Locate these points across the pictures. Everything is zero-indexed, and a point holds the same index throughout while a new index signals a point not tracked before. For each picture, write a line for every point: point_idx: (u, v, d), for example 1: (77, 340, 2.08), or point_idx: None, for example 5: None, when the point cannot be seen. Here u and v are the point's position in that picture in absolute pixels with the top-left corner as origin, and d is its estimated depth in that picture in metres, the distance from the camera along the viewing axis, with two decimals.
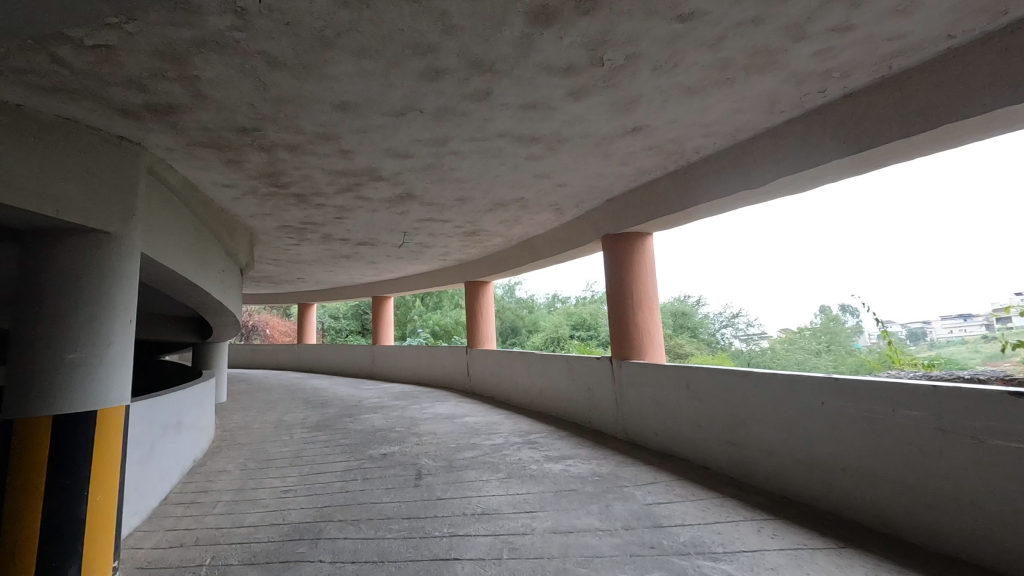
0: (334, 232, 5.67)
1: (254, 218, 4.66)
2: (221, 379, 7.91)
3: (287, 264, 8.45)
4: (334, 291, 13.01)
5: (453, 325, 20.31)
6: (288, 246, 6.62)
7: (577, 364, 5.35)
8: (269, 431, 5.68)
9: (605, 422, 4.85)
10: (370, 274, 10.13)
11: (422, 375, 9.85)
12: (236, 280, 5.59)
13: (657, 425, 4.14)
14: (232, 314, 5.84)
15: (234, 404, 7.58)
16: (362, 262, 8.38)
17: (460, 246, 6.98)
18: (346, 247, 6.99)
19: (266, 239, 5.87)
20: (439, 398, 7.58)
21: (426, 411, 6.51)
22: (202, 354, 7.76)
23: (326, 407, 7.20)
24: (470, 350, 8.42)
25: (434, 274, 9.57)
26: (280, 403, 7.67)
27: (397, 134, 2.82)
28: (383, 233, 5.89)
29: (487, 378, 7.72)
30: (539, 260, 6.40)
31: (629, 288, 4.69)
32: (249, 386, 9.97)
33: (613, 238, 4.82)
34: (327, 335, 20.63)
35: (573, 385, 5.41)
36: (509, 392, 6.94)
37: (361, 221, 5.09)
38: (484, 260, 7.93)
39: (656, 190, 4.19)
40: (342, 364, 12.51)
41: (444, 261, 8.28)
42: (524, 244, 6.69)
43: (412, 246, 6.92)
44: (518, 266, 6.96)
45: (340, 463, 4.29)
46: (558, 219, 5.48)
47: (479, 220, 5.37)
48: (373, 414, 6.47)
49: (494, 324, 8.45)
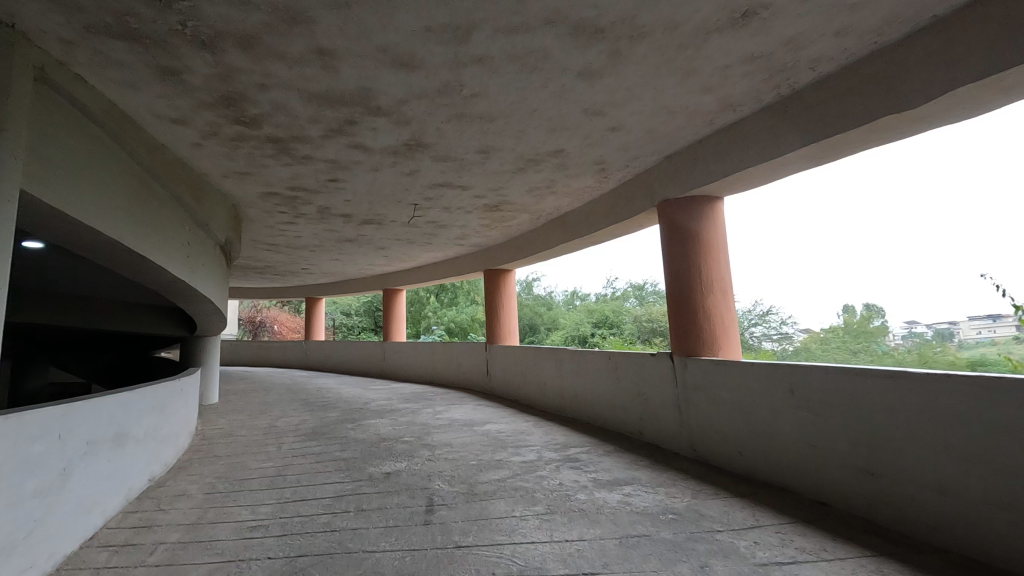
0: (333, 204, 4.80)
1: (230, 178, 3.79)
2: (212, 377, 7.08)
3: (287, 249, 7.63)
4: (343, 285, 12.19)
5: (468, 322, 19.41)
6: (284, 225, 5.77)
7: (625, 362, 4.38)
8: (255, 439, 4.81)
9: (663, 434, 3.88)
10: (381, 263, 9.27)
11: (437, 374, 8.96)
12: (216, 261, 4.72)
13: (741, 442, 3.15)
14: (215, 302, 4.98)
15: (225, 406, 6.74)
16: (369, 247, 7.52)
17: (479, 226, 6.07)
18: (350, 228, 6.12)
19: (255, 213, 5.02)
20: (455, 401, 6.64)
21: (439, 417, 5.57)
22: (191, 349, 6.94)
23: (326, 410, 6.32)
24: (489, 346, 7.49)
25: (450, 263, 8.69)
26: (277, 405, 6.83)
27: (399, 15, 1.90)
28: (390, 206, 5.00)
29: (509, 378, 6.78)
30: (572, 240, 5.45)
31: (695, 266, 3.71)
32: (249, 385, 9.16)
33: (672, 204, 3.85)
34: (339, 332, 19.84)
35: (619, 388, 4.44)
36: (537, 395, 6.00)
37: (363, 186, 4.19)
38: (507, 245, 7.01)
39: (739, 135, 3.22)
40: (351, 362, 11.67)
41: (461, 246, 7.38)
42: (555, 222, 5.75)
43: (425, 225, 6.03)
44: (546, 249, 6.03)
45: (330, 485, 3.37)
46: (600, 185, 4.53)
47: (505, 186, 4.44)
48: (378, 419, 5.56)
49: (517, 317, 7.50)
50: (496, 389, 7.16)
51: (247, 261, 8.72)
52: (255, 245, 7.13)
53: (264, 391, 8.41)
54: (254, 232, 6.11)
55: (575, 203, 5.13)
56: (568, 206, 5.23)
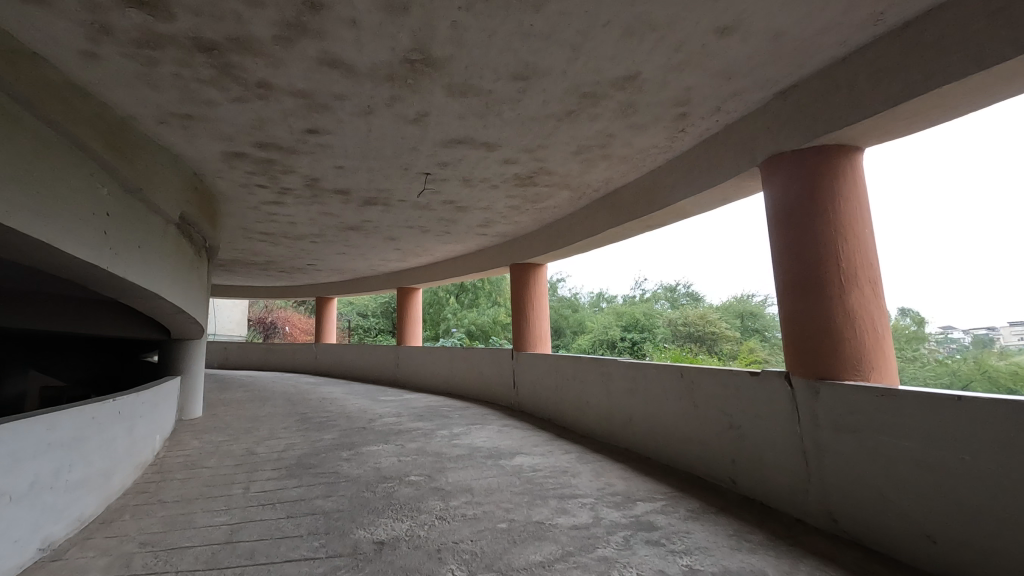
0: (323, 174, 3.75)
1: (170, 127, 2.76)
2: (195, 386, 6.10)
3: (285, 240, 6.67)
4: (355, 283, 11.24)
5: (490, 325, 18.38)
6: (272, 206, 4.78)
7: (709, 383, 3.23)
8: (223, 473, 3.76)
9: (776, 490, 2.71)
10: (394, 258, 8.26)
11: (456, 384, 7.88)
12: (175, 247, 3.69)
13: (935, 521, 1.99)
14: (179, 300, 3.96)
15: (208, 422, 5.74)
16: (379, 237, 6.50)
17: (506, 208, 5.00)
18: (351, 211, 5.09)
19: (227, 187, 4.01)
20: (478, 420, 5.54)
21: (457, 444, 4.47)
22: (170, 355, 5.96)
23: (322, 429, 5.28)
24: (517, 354, 6.38)
25: (471, 257, 7.63)
26: (268, 421, 5.82)
27: None
28: (396, 178, 3.93)
29: (541, 393, 5.66)
30: (626, 223, 4.31)
31: (832, 250, 2.53)
32: (246, 392, 8.20)
33: (791, 163, 2.68)
34: (354, 334, 18.96)
35: (700, 416, 3.29)
36: (578, 417, 4.86)
37: (355, 143, 3.12)
38: (539, 234, 5.92)
39: (931, 34, 2.03)
40: (362, 368, 10.68)
41: (484, 236, 6.31)
42: (602, 202, 4.63)
43: (441, 207, 4.96)
44: (588, 236, 4.91)
45: (293, 567, 2.28)
46: (672, 144, 3.39)
47: (546, 145, 3.33)
48: (380, 446, 4.48)
49: (549, 320, 6.38)
50: (525, 406, 6.03)
51: (244, 253, 7.79)
52: (246, 233, 6.18)
53: (260, 401, 7.43)
54: (238, 215, 5.13)
55: (633, 173, 4.00)
56: (622, 178, 4.11)
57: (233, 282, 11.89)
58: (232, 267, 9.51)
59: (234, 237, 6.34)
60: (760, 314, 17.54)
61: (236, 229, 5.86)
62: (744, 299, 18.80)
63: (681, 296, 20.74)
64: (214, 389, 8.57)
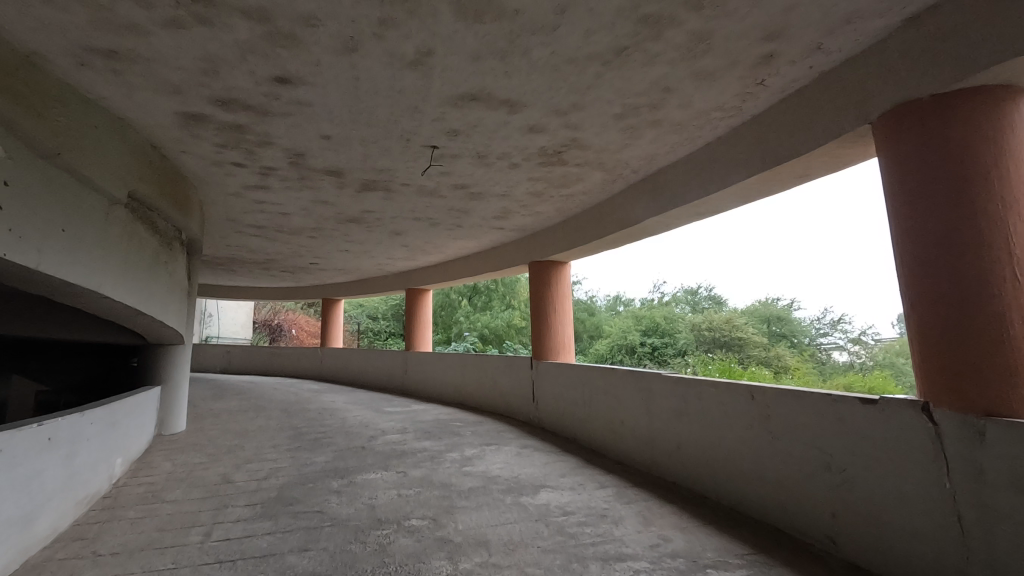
0: (307, 147, 3.10)
1: (94, 71, 2.12)
2: (179, 396, 5.47)
3: (281, 234, 6.05)
4: (363, 284, 10.62)
5: (504, 328, 17.69)
6: (257, 193, 4.13)
7: (797, 409, 2.49)
8: (185, 510, 3.10)
9: (907, 565, 1.97)
10: (402, 256, 7.62)
11: (468, 393, 7.19)
12: (131, 236, 3.05)
13: None
14: (142, 302, 3.33)
15: (190, 437, 5.12)
16: (383, 232, 5.84)
17: (527, 195, 4.31)
18: (349, 200, 4.44)
19: (196, 164, 3.37)
20: (495, 439, 4.83)
21: (470, 472, 3.77)
22: (150, 361, 5.34)
23: (316, 448, 4.61)
24: (537, 363, 5.67)
25: (486, 255, 6.96)
26: (258, 437, 5.17)
27: None
28: (396, 154, 3.26)
29: (566, 409, 4.95)
30: (673, 210, 3.59)
31: (1000, 229, 1.80)
32: (242, 401, 7.59)
33: (928, 116, 1.95)
34: (364, 337, 18.39)
35: (785, 451, 2.55)
36: (612, 439, 4.14)
37: (340, 99, 2.45)
38: (563, 228, 5.22)
39: None
40: (369, 374, 10.03)
41: (501, 229, 5.62)
42: (644, 186, 3.91)
43: (452, 194, 4.28)
44: (624, 227, 4.19)
45: None
46: (744, 103, 2.66)
47: (582, 106, 2.63)
48: (379, 473, 3.79)
49: (573, 325, 5.66)
50: (546, 422, 5.32)
51: (240, 250, 7.20)
52: (237, 226, 5.57)
53: (255, 411, 6.81)
54: (221, 203, 4.50)
55: (685, 147, 3.28)
56: (670, 154, 3.39)
57: (235, 282, 11.33)
58: (231, 265, 8.93)
59: (224, 230, 5.73)
60: (789, 319, 16.63)
61: (224, 221, 5.24)
62: (771, 303, 17.92)
63: (703, 299, 19.87)
64: (209, 396, 7.97)
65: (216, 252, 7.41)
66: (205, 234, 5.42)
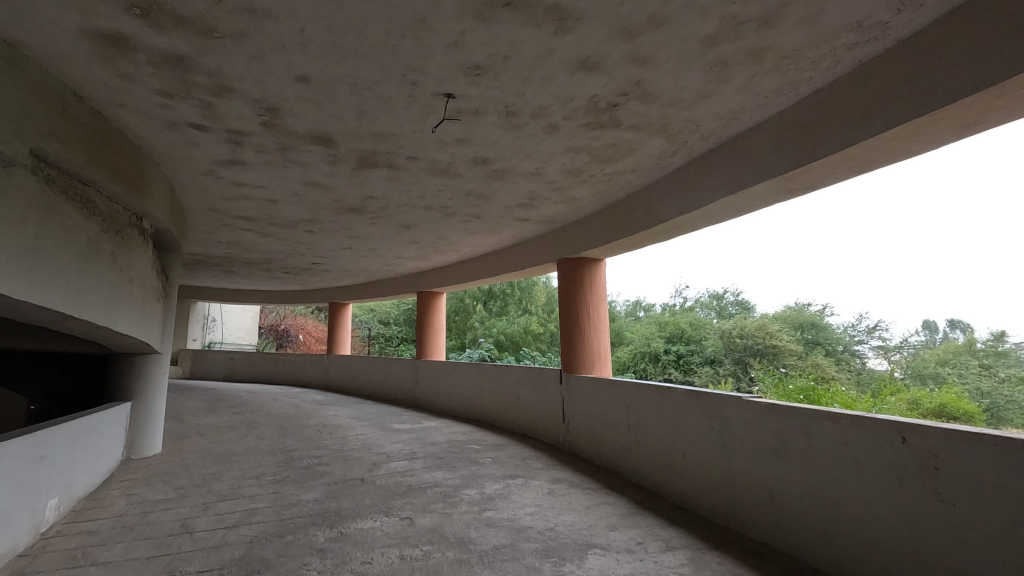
0: (282, 98, 2.34)
1: None
2: (155, 414, 4.74)
3: (275, 228, 5.35)
4: (372, 286, 9.89)
5: (521, 335, 16.91)
6: (233, 170, 3.39)
7: (1000, 464, 1.67)
8: None
9: None
10: (412, 255, 6.87)
11: (486, 409, 6.40)
12: (48, 215, 2.29)
13: None
14: (74, 303, 2.57)
15: (163, 463, 4.37)
16: (390, 224, 5.10)
17: (563, 173, 3.52)
18: (346, 182, 3.69)
19: (143, 125, 2.62)
20: (521, 470, 4.00)
21: (493, 522, 2.95)
22: (118, 372, 4.59)
23: (306, 481, 3.83)
24: (568, 377, 4.85)
25: (506, 252, 6.19)
26: (243, 463, 4.41)
27: None
28: (401, 110, 2.49)
29: (606, 433, 4.13)
30: (758, 185, 2.78)
31: None
32: (235, 414, 6.86)
33: None
34: (375, 343, 17.73)
35: (972, 524, 1.73)
36: (671, 476, 3.32)
37: (312, 4, 1.67)
38: (600, 218, 4.43)
39: None
40: (377, 383, 9.28)
41: (525, 221, 4.85)
42: (714, 159, 3.11)
43: (471, 173, 3.52)
44: (682, 213, 3.39)
45: None
46: (899, 14, 1.84)
47: (662, 20, 1.83)
48: (376, 521, 2.98)
49: (610, 332, 4.87)
50: (579, 448, 4.50)
51: (234, 246, 6.49)
52: (223, 217, 4.86)
53: (247, 427, 6.06)
54: (195, 186, 3.76)
55: (782, 97, 2.47)
56: (760, 109, 2.58)
57: (236, 284, 10.69)
58: (229, 265, 8.24)
59: (209, 223, 5.02)
60: (823, 326, 15.63)
61: (205, 209, 4.53)
62: (802, 308, 16.94)
63: (729, 304, 18.88)
64: (201, 408, 7.27)
65: (209, 249, 6.73)
66: (184, 225, 4.70)
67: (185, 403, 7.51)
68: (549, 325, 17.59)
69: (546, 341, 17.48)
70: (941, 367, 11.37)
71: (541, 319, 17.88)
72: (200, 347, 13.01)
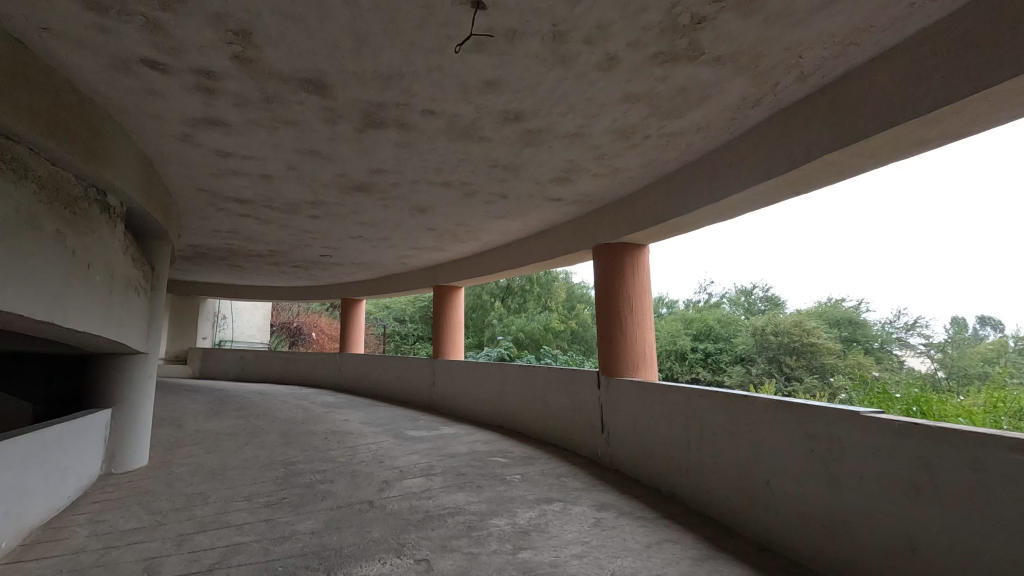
0: (254, 12, 1.74)
1: None
2: (141, 422, 4.18)
3: (276, 214, 4.80)
4: (386, 281, 9.34)
5: (541, 332, 16.31)
6: (214, 134, 2.82)
7: None
8: None
9: None
10: (429, 245, 6.28)
11: (510, 415, 5.78)
12: None
13: None
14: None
15: (145, 478, 3.82)
16: (403, 208, 4.51)
17: (612, 134, 2.89)
18: (351, 149, 3.09)
19: (84, 61, 2.04)
20: (558, 494, 3.36)
21: (532, 569, 2.32)
22: (95, 375, 4.04)
23: (305, 505, 3.24)
24: (607, 381, 4.23)
25: (533, 241, 5.57)
26: (236, 479, 3.85)
27: None
28: (415, 32, 1.88)
29: (657, 449, 3.48)
30: (883, 133, 2.11)
31: None
32: (238, 418, 6.34)
33: None
34: (391, 341, 17.26)
35: None
36: (752, 507, 2.66)
37: None
38: (648, 194, 3.78)
39: None
40: (392, 384, 8.72)
41: (558, 201, 4.21)
42: (811, 108, 2.45)
43: (499, 136, 2.90)
44: (763, 180, 2.73)
45: None
46: None
47: None
48: (386, 565, 2.36)
49: (655, 329, 4.24)
50: (624, 464, 3.86)
51: (236, 236, 5.97)
52: (216, 200, 4.31)
53: (249, 434, 5.53)
54: (174, 158, 3.20)
55: (934, 3, 1.80)
56: (894, 26, 1.92)
57: (246, 279, 10.25)
58: (233, 257, 7.73)
59: (201, 207, 4.47)
60: (861, 322, 14.74)
61: (194, 189, 3.97)
62: (835, 304, 16.09)
63: (758, 300, 18.03)
64: (204, 411, 6.77)
65: (209, 239, 6.22)
66: (171, 208, 4.14)
67: (187, 406, 7.02)
68: (570, 322, 16.92)
69: (567, 339, 16.86)
70: (991, 365, 10.55)
71: (562, 316, 17.22)
72: (210, 345, 12.64)
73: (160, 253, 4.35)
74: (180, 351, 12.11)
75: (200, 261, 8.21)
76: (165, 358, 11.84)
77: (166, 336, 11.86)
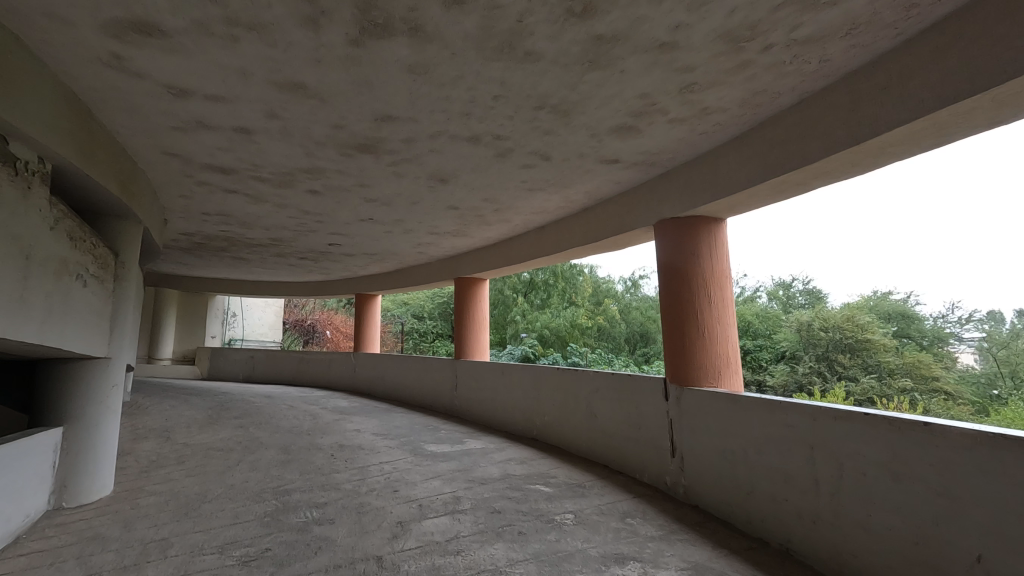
0: None
1: None
2: (104, 442, 3.39)
3: (268, 190, 4.01)
4: (402, 274, 8.54)
5: (567, 329, 15.46)
6: (153, 52, 2.00)
7: None
8: None
9: None
10: (450, 229, 5.46)
11: (547, 426, 4.92)
12: None
13: None
14: None
15: (101, 516, 3.04)
16: (420, 178, 3.67)
17: (718, 45, 2.00)
18: (348, 81, 2.26)
19: None
20: (631, 549, 2.48)
21: None
22: (42, 383, 3.26)
23: (292, 564, 2.40)
24: (678, 392, 3.32)
25: (573, 221, 4.71)
26: (216, 517, 3.05)
27: None
28: None
29: (763, 485, 2.60)
30: None
31: None
32: (236, 429, 5.58)
33: None
34: (409, 339, 16.55)
35: None
36: None
37: None
38: (739, 148, 2.89)
39: None
40: (410, 387, 7.93)
41: (614, 163, 3.34)
42: None
43: (554, 51, 2.03)
44: (957, 101, 1.83)
45: None
46: None
47: None
48: None
49: (737, 329, 3.32)
50: (709, 500, 2.98)
51: (230, 221, 5.20)
52: (191, 169, 3.52)
53: (244, 449, 4.75)
54: (112, 96, 2.38)
55: None
56: None
57: (254, 273, 9.56)
58: (234, 248, 6.99)
59: (177, 178, 3.69)
60: (916, 317, 13.58)
61: (159, 151, 3.17)
62: (883, 296, 14.94)
63: (798, 294, 16.89)
64: (200, 420, 6.03)
65: (202, 225, 5.46)
66: (135, 176, 3.35)
67: (182, 413, 6.29)
68: (597, 317, 16.02)
69: (594, 336, 15.96)
70: None
71: (588, 311, 16.32)
72: (219, 344, 12.04)
73: (125, 234, 3.55)
74: (188, 351, 11.48)
75: (200, 252, 7.48)
76: (172, 358, 11.21)
77: (174, 334, 11.21)
